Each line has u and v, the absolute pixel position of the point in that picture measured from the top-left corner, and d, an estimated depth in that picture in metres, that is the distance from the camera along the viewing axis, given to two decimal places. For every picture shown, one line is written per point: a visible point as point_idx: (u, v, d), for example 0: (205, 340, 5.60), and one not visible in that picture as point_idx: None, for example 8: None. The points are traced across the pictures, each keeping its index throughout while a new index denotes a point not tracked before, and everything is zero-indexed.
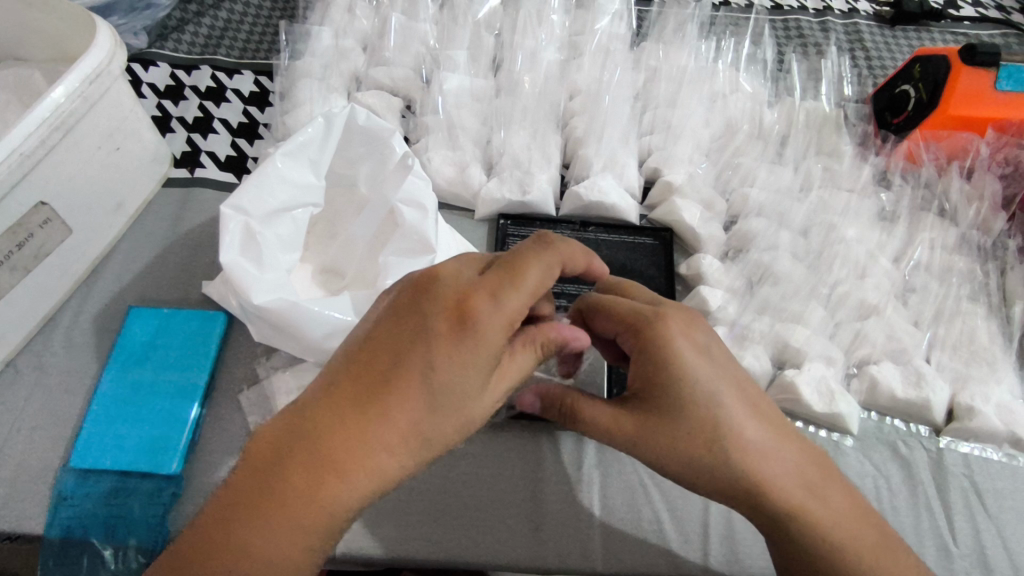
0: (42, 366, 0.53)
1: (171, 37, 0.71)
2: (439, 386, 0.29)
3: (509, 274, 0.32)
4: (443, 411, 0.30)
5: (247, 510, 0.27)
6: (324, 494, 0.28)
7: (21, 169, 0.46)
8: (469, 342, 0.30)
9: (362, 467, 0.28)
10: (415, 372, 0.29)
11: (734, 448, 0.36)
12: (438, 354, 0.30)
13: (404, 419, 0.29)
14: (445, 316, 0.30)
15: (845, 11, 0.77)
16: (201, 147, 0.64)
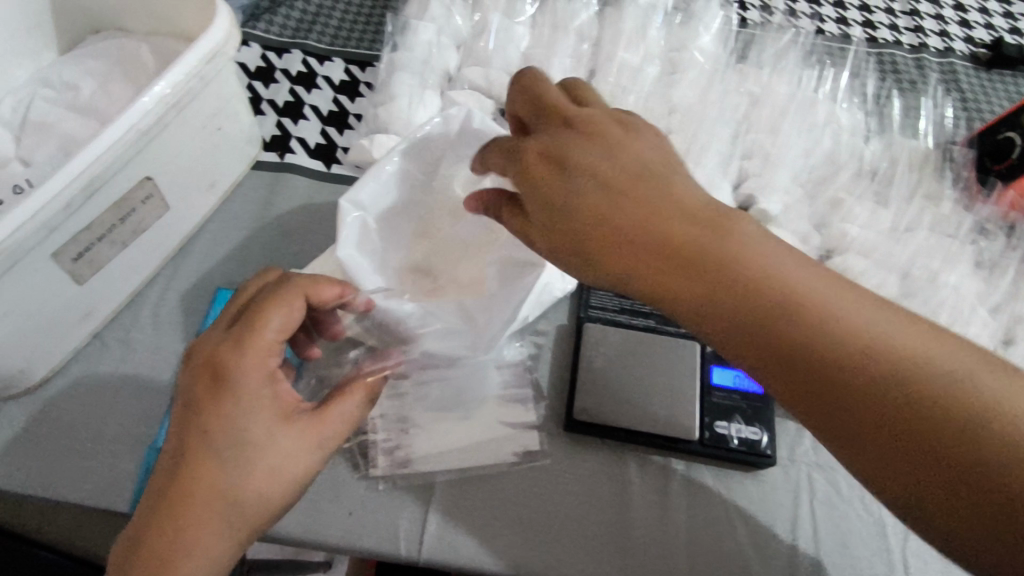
0: (131, 342, 0.53)
1: (263, 18, 0.71)
2: (244, 440, 0.36)
3: (248, 335, 0.38)
4: (232, 461, 0.36)
5: (147, 537, 0.34)
6: (211, 521, 0.35)
7: (137, 146, 0.45)
8: (223, 395, 0.37)
9: (220, 500, 0.35)
10: (235, 429, 0.36)
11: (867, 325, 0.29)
12: (210, 414, 0.36)
13: (206, 476, 0.35)
14: (205, 380, 0.37)
15: (940, 49, 0.75)
16: (292, 133, 0.64)
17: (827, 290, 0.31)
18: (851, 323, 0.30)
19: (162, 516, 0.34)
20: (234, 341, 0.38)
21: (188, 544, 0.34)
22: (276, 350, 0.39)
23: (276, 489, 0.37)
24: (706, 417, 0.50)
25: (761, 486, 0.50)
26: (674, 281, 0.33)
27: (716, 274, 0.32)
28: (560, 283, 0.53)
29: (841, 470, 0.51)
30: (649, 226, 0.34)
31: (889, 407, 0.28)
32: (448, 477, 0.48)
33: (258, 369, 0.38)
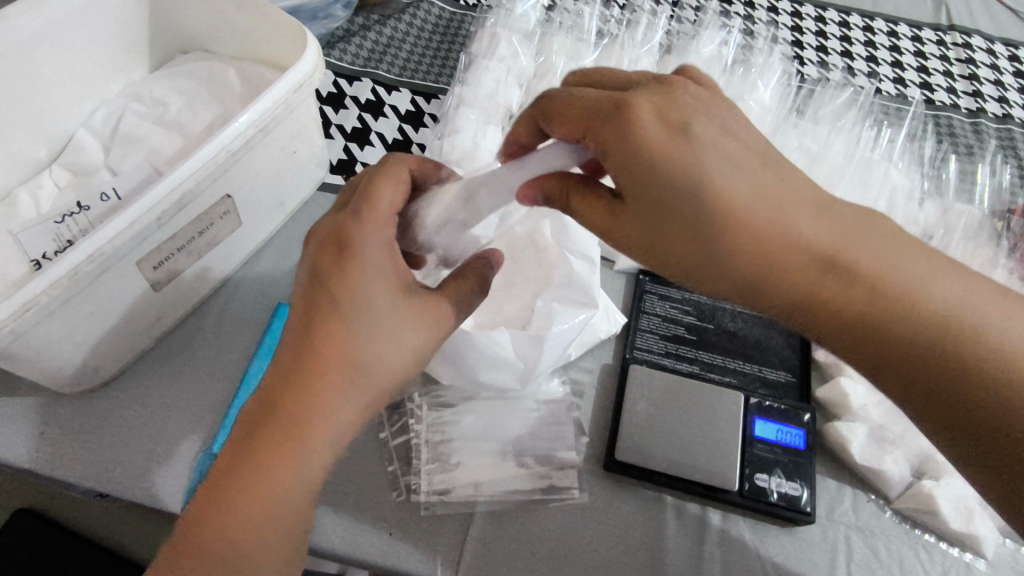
0: (194, 347, 0.55)
1: (338, 46, 0.75)
2: (365, 306, 0.39)
3: (364, 209, 0.40)
4: (359, 325, 0.39)
5: (275, 404, 0.38)
6: (336, 384, 0.38)
7: (225, 165, 0.48)
8: (346, 266, 0.39)
9: (344, 363, 0.38)
10: (350, 300, 0.38)
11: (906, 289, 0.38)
12: (335, 282, 0.39)
13: (337, 337, 0.38)
14: (324, 253, 0.39)
15: (999, 114, 0.75)
16: (357, 158, 0.67)
17: (863, 248, 0.38)
18: (895, 274, 0.38)
19: (287, 387, 0.38)
20: (353, 211, 0.40)
21: (327, 399, 0.38)
22: (390, 220, 0.41)
23: (393, 358, 0.40)
24: (746, 468, 0.50)
25: (798, 542, 0.50)
26: (769, 242, 0.37)
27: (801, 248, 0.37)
28: (604, 323, 0.56)
29: (881, 533, 0.50)
30: (750, 200, 0.36)
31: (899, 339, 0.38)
32: (487, 508, 0.49)
33: (375, 245, 0.40)
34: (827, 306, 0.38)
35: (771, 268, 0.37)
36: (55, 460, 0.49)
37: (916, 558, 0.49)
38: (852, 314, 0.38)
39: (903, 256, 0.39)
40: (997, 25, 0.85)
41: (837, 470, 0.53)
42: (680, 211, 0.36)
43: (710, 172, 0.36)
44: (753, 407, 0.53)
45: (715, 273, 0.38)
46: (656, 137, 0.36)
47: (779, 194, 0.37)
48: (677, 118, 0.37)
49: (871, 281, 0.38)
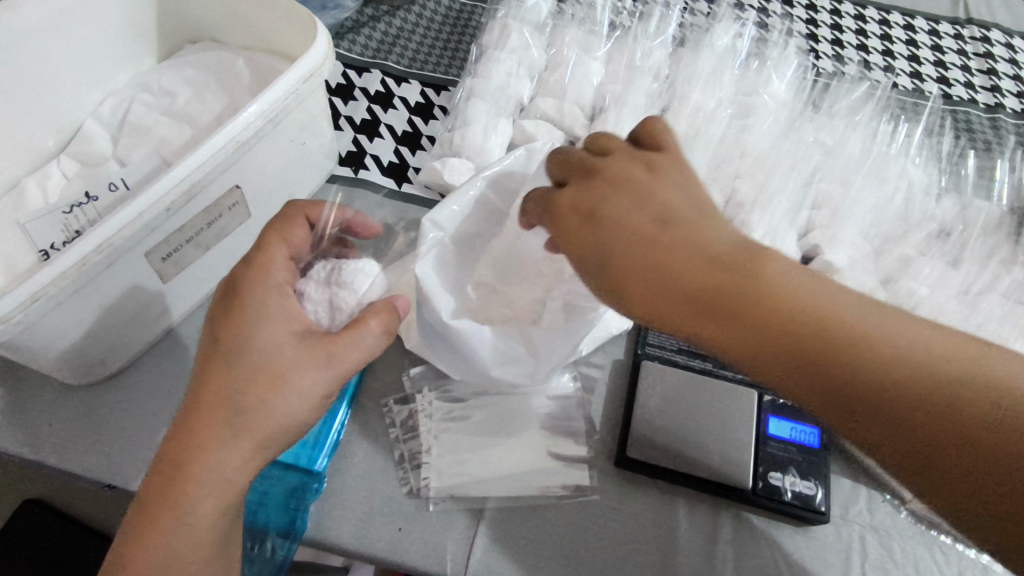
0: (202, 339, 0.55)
1: (347, 37, 0.74)
2: (241, 344, 0.39)
3: (257, 255, 0.43)
4: (234, 363, 0.39)
5: (166, 446, 0.38)
6: (218, 421, 0.38)
7: (233, 157, 0.48)
8: (232, 309, 0.40)
9: (226, 397, 0.38)
10: (230, 339, 0.39)
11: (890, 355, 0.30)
12: (220, 325, 0.40)
13: (216, 372, 0.39)
14: (220, 295, 0.41)
15: (1018, 110, 0.73)
16: (366, 150, 0.66)
17: (915, 339, 0.30)
18: (917, 355, 0.30)
19: (177, 428, 0.38)
20: (245, 260, 0.42)
21: (212, 436, 0.38)
22: (271, 269, 0.42)
23: (277, 391, 0.39)
24: (759, 467, 0.49)
25: (812, 542, 0.49)
26: (683, 269, 0.35)
27: (803, 323, 0.32)
28: (617, 318, 0.55)
29: (896, 534, 0.50)
30: (669, 248, 0.36)
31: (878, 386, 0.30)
32: (496, 505, 0.49)
33: (258, 289, 0.41)
34: (822, 361, 0.31)
35: (753, 306, 0.33)
36: (63, 452, 0.49)
37: (932, 559, 0.49)
38: (872, 382, 0.30)
39: (824, 305, 0.32)
40: (1016, 19, 0.84)
41: (852, 470, 0.52)
42: (603, 203, 0.39)
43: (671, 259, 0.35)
44: (767, 405, 0.52)
45: (604, 277, 0.37)
46: (619, 170, 0.41)
47: (715, 236, 0.36)
48: (654, 162, 0.42)
49: (804, 319, 0.32)
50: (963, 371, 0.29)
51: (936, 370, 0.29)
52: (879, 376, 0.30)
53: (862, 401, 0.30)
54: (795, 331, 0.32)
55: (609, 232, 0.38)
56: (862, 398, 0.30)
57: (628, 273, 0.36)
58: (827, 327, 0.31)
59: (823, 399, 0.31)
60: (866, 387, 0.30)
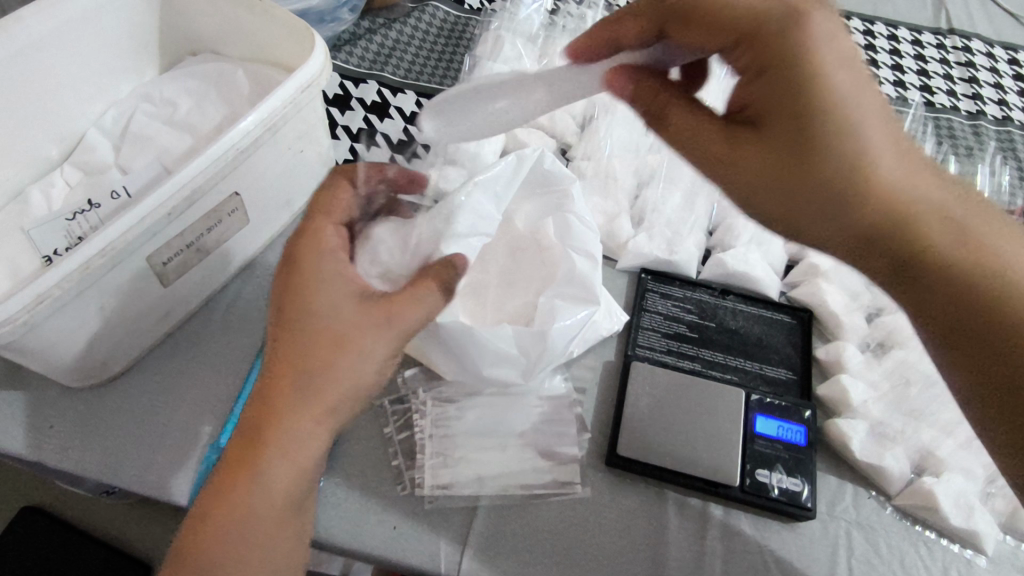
0: (201, 342, 0.56)
1: (344, 49, 0.76)
2: (309, 313, 0.41)
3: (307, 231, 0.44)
4: (304, 331, 0.41)
5: (250, 425, 0.40)
6: (296, 393, 0.40)
7: (233, 163, 0.49)
8: (296, 281, 0.42)
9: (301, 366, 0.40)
10: (301, 309, 0.41)
11: (957, 255, 0.41)
12: (286, 296, 0.42)
13: (289, 346, 0.41)
14: (279, 270, 0.43)
15: (999, 117, 0.75)
16: (363, 158, 0.67)
17: (983, 230, 0.42)
18: (1006, 257, 0.41)
19: (258, 407, 0.41)
20: (298, 235, 0.44)
21: (297, 408, 0.40)
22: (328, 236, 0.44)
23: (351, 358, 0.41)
24: (747, 464, 0.51)
25: (799, 538, 0.50)
26: (864, 167, 0.40)
27: (933, 246, 0.41)
28: (606, 320, 0.57)
29: (882, 530, 0.51)
30: (842, 134, 0.39)
31: (931, 269, 0.42)
32: (489, 503, 0.50)
33: (313, 278, 0.42)
34: (929, 282, 0.42)
35: (903, 239, 0.42)
36: (66, 452, 0.50)
37: (917, 554, 0.50)
38: (928, 271, 0.42)
39: (920, 220, 0.41)
40: (996, 29, 0.86)
41: (837, 467, 0.53)
42: (814, 134, 0.39)
43: (841, 151, 0.39)
44: (754, 404, 0.53)
45: (826, 202, 0.41)
46: (815, 72, 0.38)
47: (895, 161, 0.41)
48: (857, 66, 0.39)
49: (904, 225, 0.41)
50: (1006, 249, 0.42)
51: (992, 242, 0.42)
52: (973, 279, 0.41)
53: (931, 276, 0.42)
54: (900, 236, 0.42)
55: (759, 199, 0.43)
56: (945, 282, 0.42)
57: (854, 204, 0.41)
58: (966, 256, 0.41)
59: (947, 331, 0.42)
60: (991, 318, 0.41)
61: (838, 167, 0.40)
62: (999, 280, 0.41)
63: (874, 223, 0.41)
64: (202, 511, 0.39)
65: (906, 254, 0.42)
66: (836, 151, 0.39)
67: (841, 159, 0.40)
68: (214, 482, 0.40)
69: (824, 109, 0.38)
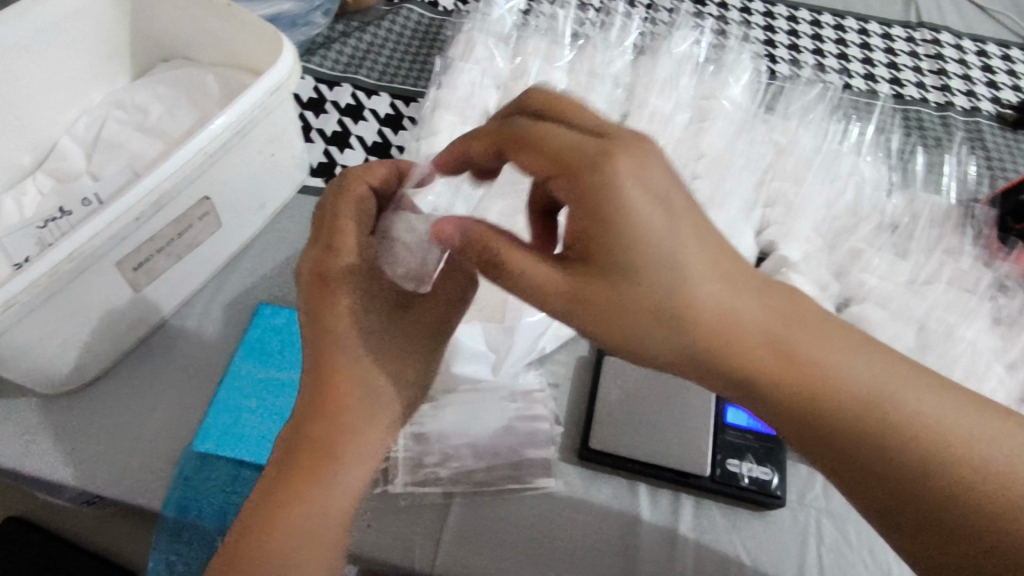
0: (176, 347, 0.56)
1: (318, 53, 0.76)
2: (364, 332, 0.43)
3: (335, 235, 0.44)
4: (394, 365, 0.43)
5: (307, 447, 0.40)
6: (381, 419, 0.42)
7: (201, 168, 0.50)
8: (331, 289, 0.42)
9: (366, 385, 0.42)
10: (342, 327, 0.42)
11: (891, 414, 0.36)
12: (330, 311, 0.42)
13: (342, 363, 0.41)
14: (313, 280, 0.43)
15: (967, 108, 0.76)
16: (337, 160, 0.68)
17: (914, 393, 0.36)
18: (959, 432, 0.36)
19: (306, 429, 0.40)
20: (330, 246, 0.43)
21: (374, 426, 0.42)
22: (360, 243, 0.45)
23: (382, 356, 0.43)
24: (718, 454, 0.51)
25: (769, 527, 0.50)
26: (739, 352, 0.35)
27: (874, 404, 0.36)
28: None
29: (852, 517, 0.51)
30: (738, 347, 0.35)
31: (859, 441, 0.36)
32: (463, 499, 0.50)
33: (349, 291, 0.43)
34: (860, 460, 0.36)
35: (814, 411, 0.36)
36: (42, 458, 0.50)
37: (886, 540, 0.50)
38: (849, 440, 0.36)
39: (838, 402, 0.36)
40: (966, 22, 0.87)
41: (808, 456, 0.54)
42: (676, 308, 0.34)
43: (713, 327, 0.35)
44: None
45: (683, 357, 0.36)
46: (648, 243, 0.34)
47: (761, 316, 0.35)
48: (678, 204, 0.34)
49: (827, 409, 0.36)
50: (979, 443, 0.36)
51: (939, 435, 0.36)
52: (911, 464, 0.36)
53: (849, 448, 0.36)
54: (826, 405, 0.36)
55: (649, 347, 0.35)
56: (876, 459, 0.36)
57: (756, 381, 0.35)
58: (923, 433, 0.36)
59: (869, 496, 0.37)
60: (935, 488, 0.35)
61: (726, 345, 0.35)
62: (944, 445, 0.36)
63: (783, 413, 0.36)
64: (251, 520, 0.39)
65: (842, 425, 0.36)
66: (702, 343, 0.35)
67: (727, 351, 0.35)
68: (266, 505, 0.39)
69: (688, 323, 0.34)
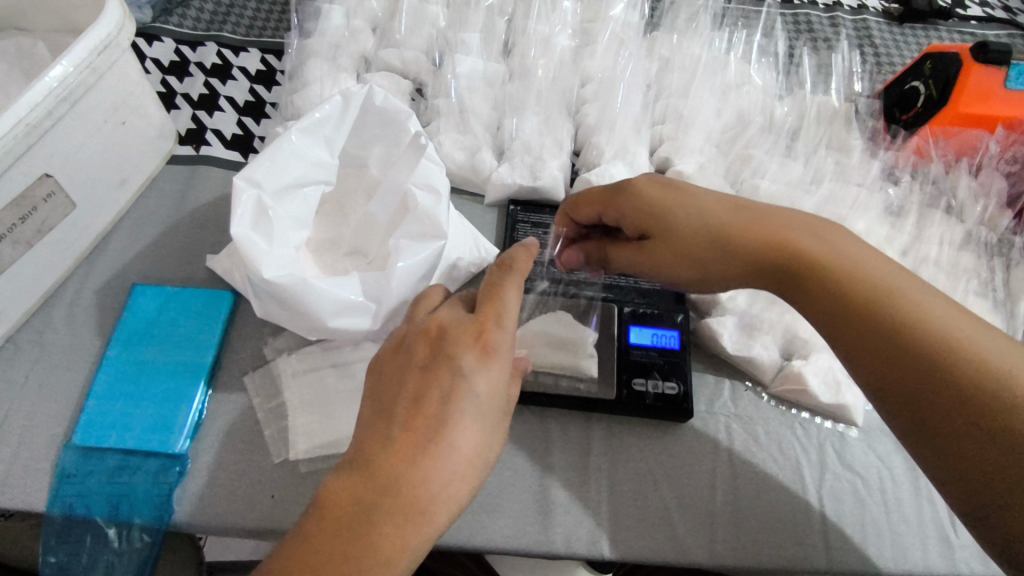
0: (45, 342, 0.52)
1: (175, 12, 0.70)
2: (485, 406, 0.35)
3: (502, 311, 0.38)
4: (490, 433, 0.35)
5: (373, 514, 0.31)
6: (452, 496, 0.33)
7: (27, 140, 0.45)
8: (492, 361, 0.36)
9: (464, 462, 0.33)
10: (481, 395, 0.35)
11: (920, 323, 0.36)
12: (477, 376, 0.35)
13: (461, 437, 0.34)
14: (465, 336, 0.36)
15: (854, 6, 0.76)
16: (207, 125, 0.64)
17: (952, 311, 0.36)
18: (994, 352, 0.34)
19: (385, 497, 0.32)
20: (497, 314, 0.38)
21: (446, 510, 0.33)
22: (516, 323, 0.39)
23: (505, 408, 0.37)
24: (623, 375, 0.51)
25: (681, 439, 0.51)
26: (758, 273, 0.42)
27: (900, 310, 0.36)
28: (475, 256, 0.54)
29: (760, 419, 0.52)
30: (742, 260, 0.42)
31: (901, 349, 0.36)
32: None
33: (515, 320, 0.38)
34: (906, 367, 0.35)
35: (849, 309, 0.38)
36: None
37: (794, 435, 0.51)
38: (885, 344, 0.36)
39: (866, 307, 0.37)
40: None
41: (714, 366, 0.54)
42: (707, 248, 0.42)
43: (728, 253, 0.42)
44: (627, 316, 0.53)
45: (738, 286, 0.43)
46: (674, 204, 0.43)
47: (818, 250, 0.40)
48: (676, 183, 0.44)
49: (861, 314, 0.37)
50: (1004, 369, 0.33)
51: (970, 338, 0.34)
52: (943, 368, 0.34)
53: (894, 356, 0.36)
54: (863, 315, 0.37)
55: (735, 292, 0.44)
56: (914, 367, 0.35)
57: (797, 293, 0.41)
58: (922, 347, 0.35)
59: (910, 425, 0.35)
60: (985, 418, 0.32)
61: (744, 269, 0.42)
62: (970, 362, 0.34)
63: (829, 320, 0.39)
64: None
65: (870, 326, 0.37)
66: (730, 276, 0.43)
67: (744, 274, 0.42)
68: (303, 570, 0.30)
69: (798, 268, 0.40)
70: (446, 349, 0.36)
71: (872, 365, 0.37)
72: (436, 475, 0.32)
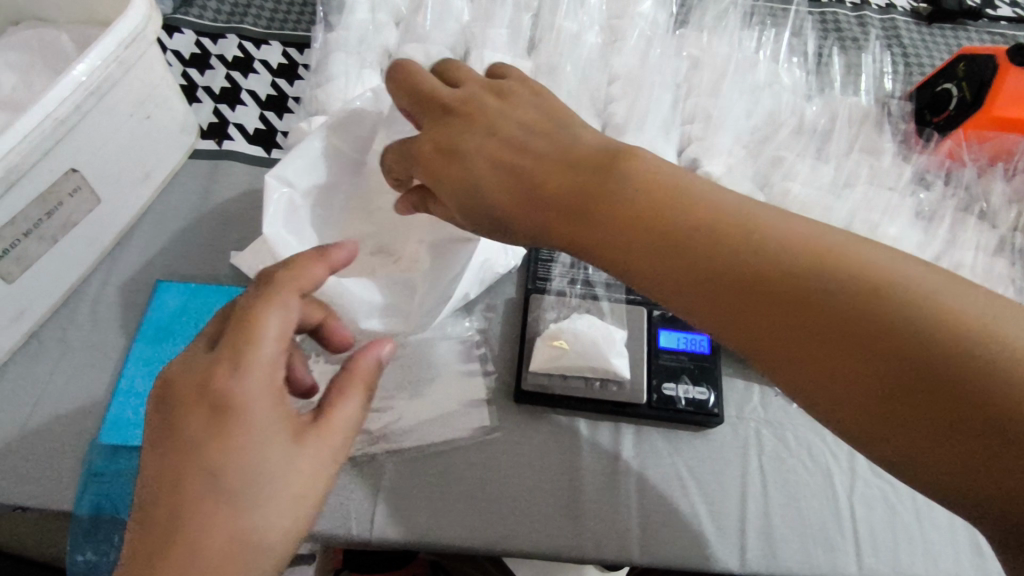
0: (68, 339, 0.51)
1: (196, 4, 0.69)
2: (234, 482, 0.30)
3: (244, 349, 0.32)
4: (244, 505, 0.30)
5: None
6: None
7: (56, 136, 0.44)
8: (231, 425, 0.31)
9: (220, 549, 0.29)
10: (231, 469, 0.30)
11: (851, 280, 0.30)
12: (212, 448, 0.30)
13: (211, 527, 0.29)
14: (198, 397, 0.31)
15: (882, 5, 0.75)
16: (229, 119, 0.63)
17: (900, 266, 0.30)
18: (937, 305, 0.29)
19: None
20: (230, 360, 0.31)
21: None
22: (281, 356, 0.33)
23: (288, 456, 0.32)
24: (654, 379, 0.51)
25: (710, 444, 0.50)
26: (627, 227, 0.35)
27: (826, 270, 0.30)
28: (501, 257, 0.53)
29: (789, 424, 0.51)
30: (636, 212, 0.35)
31: (856, 321, 0.29)
32: (396, 460, 0.48)
33: (275, 354, 0.33)
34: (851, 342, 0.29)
35: (775, 279, 0.31)
36: None
37: (824, 442, 0.51)
38: (827, 319, 0.30)
39: (772, 271, 0.31)
40: None
41: (743, 370, 0.53)
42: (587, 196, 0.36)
43: (613, 200, 0.36)
44: (657, 319, 0.53)
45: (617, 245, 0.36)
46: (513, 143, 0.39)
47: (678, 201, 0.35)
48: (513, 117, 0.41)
49: (802, 280, 0.31)
50: (983, 318, 0.28)
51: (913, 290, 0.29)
52: (920, 346, 0.28)
53: (837, 334, 0.29)
54: (787, 282, 0.31)
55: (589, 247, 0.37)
56: (879, 346, 0.28)
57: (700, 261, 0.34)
58: (880, 295, 0.29)
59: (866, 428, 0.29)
60: (972, 408, 0.26)
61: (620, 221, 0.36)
62: (941, 308, 0.28)
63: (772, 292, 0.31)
64: None
65: (798, 294, 0.31)
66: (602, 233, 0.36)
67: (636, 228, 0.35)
68: None
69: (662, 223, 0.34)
70: (182, 408, 0.31)
71: (804, 345, 0.30)
72: (206, 549, 0.28)
